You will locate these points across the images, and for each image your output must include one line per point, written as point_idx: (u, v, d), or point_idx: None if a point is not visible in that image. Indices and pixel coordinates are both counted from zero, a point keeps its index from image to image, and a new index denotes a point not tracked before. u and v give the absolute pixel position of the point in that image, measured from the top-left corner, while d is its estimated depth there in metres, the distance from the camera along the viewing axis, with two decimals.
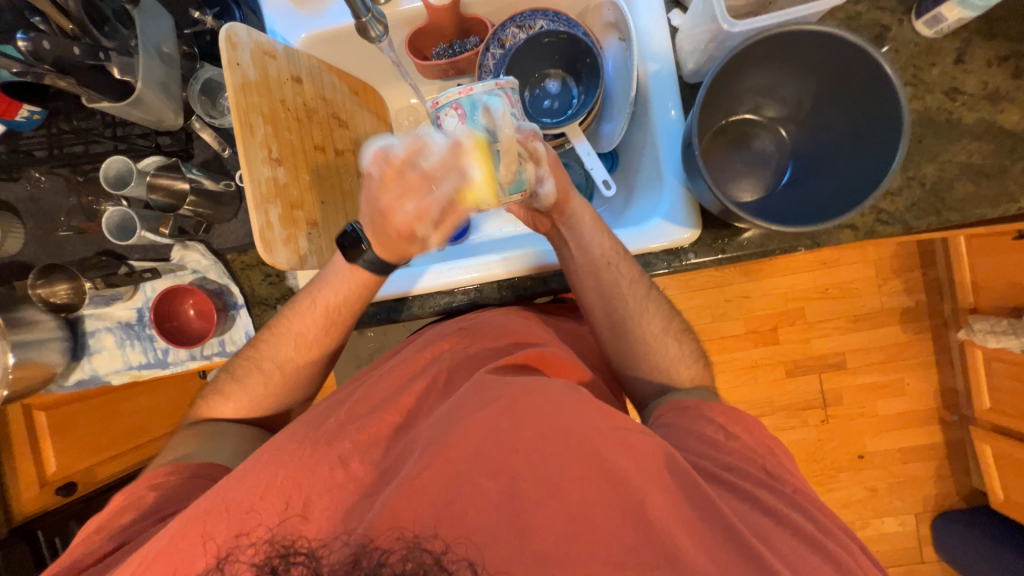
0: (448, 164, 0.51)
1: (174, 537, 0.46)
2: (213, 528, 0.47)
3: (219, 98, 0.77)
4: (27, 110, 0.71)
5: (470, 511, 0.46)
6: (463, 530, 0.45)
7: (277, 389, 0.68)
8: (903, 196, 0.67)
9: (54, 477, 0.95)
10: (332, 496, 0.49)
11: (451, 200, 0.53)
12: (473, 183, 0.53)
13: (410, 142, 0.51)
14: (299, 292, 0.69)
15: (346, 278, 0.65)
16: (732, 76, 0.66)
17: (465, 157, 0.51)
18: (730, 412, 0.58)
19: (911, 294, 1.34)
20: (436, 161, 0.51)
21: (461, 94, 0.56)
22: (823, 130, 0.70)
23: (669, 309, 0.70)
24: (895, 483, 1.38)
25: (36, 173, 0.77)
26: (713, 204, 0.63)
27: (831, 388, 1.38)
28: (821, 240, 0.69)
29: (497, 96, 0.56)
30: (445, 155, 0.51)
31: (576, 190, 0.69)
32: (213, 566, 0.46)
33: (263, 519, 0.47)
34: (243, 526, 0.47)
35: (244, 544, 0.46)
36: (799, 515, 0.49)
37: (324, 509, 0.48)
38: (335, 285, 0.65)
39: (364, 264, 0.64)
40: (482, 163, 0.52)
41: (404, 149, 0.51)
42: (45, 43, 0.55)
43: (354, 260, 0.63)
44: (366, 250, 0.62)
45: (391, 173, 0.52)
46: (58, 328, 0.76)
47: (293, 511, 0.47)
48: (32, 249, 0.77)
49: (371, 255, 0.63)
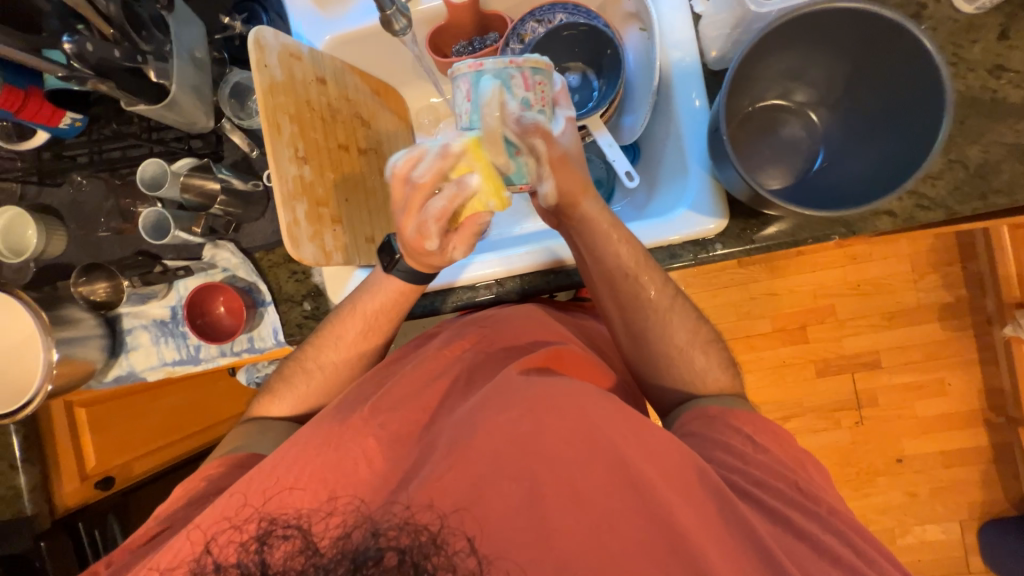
0: (444, 173, 0.53)
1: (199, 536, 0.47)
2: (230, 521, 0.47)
3: (247, 100, 0.79)
4: (69, 118, 0.75)
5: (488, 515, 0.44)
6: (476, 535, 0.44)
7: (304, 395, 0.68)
8: (945, 180, 0.64)
9: (94, 472, 0.99)
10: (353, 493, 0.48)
11: (461, 209, 0.55)
12: (473, 189, 0.53)
13: (409, 154, 0.54)
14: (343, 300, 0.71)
15: (382, 288, 0.66)
16: (758, 60, 0.65)
17: (460, 165, 0.53)
18: (756, 421, 0.57)
19: (951, 290, 1.28)
20: (428, 171, 0.53)
21: (471, 68, 0.56)
22: (859, 113, 0.67)
23: (696, 316, 0.67)
24: (938, 488, 1.31)
25: (77, 177, 0.80)
26: (742, 191, 0.61)
27: (866, 388, 1.32)
28: (856, 229, 0.66)
29: (490, 79, 0.56)
30: (435, 162, 0.53)
31: (591, 194, 0.64)
32: (197, 554, 0.45)
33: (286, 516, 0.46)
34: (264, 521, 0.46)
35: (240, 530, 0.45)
36: (831, 538, 0.47)
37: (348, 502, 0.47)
38: (374, 293, 0.67)
39: (398, 275, 0.65)
40: (473, 154, 0.53)
41: (405, 162, 0.54)
42: (88, 45, 0.57)
43: (390, 270, 0.65)
44: (398, 259, 0.64)
45: (400, 185, 0.55)
46: (98, 326, 0.80)
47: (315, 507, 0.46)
48: (75, 250, 0.81)
49: (404, 265, 0.64)
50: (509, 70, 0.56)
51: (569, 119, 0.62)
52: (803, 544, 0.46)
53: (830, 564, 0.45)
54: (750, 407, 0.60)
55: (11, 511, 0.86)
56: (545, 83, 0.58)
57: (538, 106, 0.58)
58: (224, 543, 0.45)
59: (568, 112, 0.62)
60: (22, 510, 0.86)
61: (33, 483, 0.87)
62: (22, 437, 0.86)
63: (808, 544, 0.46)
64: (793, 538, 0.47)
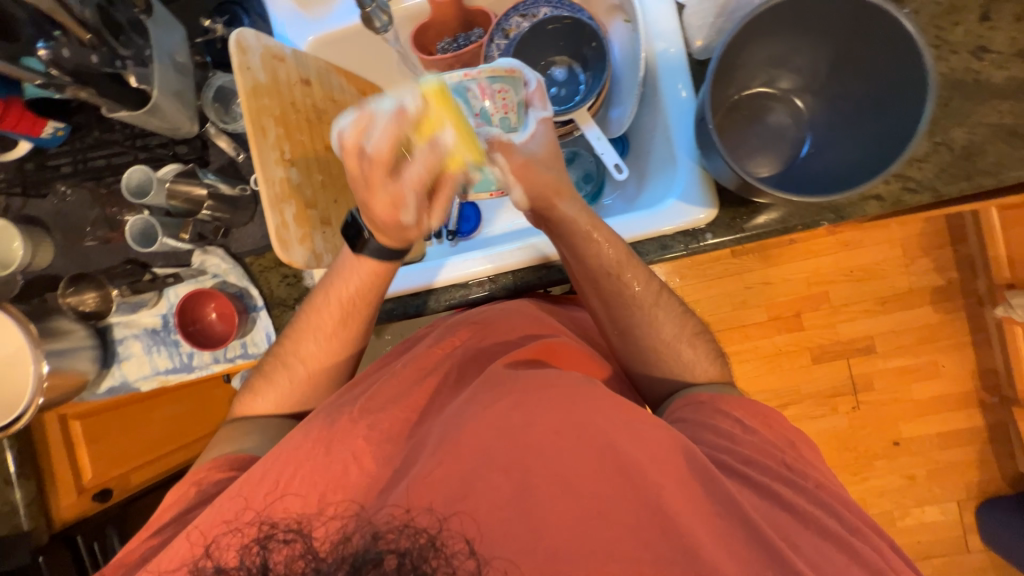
0: (405, 135, 0.51)
1: (193, 542, 0.46)
2: (224, 526, 0.46)
3: (231, 104, 0.77)
4: (51, 127, 0.74)
5: (478, 512, 0.43)
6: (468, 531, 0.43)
7: (296, 396, 0.68)
8: (931, 162, 0.64)
9: (91, 485, 0.98)
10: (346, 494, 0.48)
11: (435, 174, 0.54)
12: (448, 148, 0.53)
13: (357, 120, 0.50)
14: (315, 288, 0.70)
15: (355, 270, 0.64)
16: (743, 48, 0.65)
17: (425, 123, 0.51)
18: (746, 405, 0.58)
19: (943, 273, 1.29)
20: (385, 138, 0.50)
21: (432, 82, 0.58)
22: (843, 98, 0.67)
23: (683, 308, 0.68)
24: (934, 469, 1.32)
25: (62, 187, 0.79)
26: (731, 180, 0.61)
27: (861, 373, 1.33)
28: (845, 214, 0.66)
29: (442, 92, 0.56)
30: (390, 123, 0.50)
31: (567, 190, 0.64)
32: (201, 556, 0.45)
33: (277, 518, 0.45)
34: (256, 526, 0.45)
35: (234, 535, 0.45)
36: (825, 516, 0.48)
37: (341, 499, 0.47)
38: (346, 277, 0.65)
39: (370, 254, 0.63)
40: (437, 108, 0.52)
41: (354, 128, 0.50)
42: (65, 51, 0.57)
43: (360, 250, 0.63)
44: (368, 239, 0.61)
45: (353, 155, 0.51)
46: (88, 337, 0.79)
47: (309, 507, 0.46)
48: (62, 262, 0.81)
49: (375, 244, 0.62)
50: (466, 82, 0.56)
51: (544, 120, 0.65)
52: (798, 523, 0.47)
53: (824, 543, 0.45)
54: (741, 393, 0.61)
55: (9, 526, 0.86)
56: (507, 90, 0.59)
57: (498, 114, 0.60)
58: (219, 541, 0.45)
59: (545, 113, 0.65)
60: (20, 525, 0.86)
61: (29, 498, 0.87)
62: (16, 454, 0.86)
63: (805, 526, 0.47)
64: (788, 518, 0.47)
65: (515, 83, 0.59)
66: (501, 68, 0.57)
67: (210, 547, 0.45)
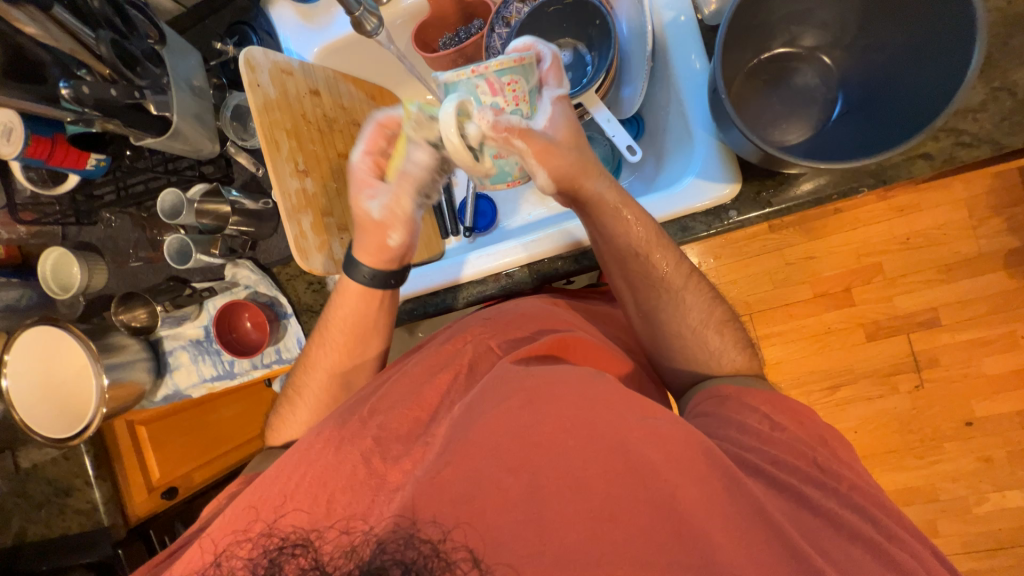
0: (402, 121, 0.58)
1: (214, 546, 0.48)
2: (241, 530, 0.48)
3: (248, 122, 0.82)
4: (94, 159, 0.78)
5: (483, 518, 0.42)
6: (469, 541, 0.42)
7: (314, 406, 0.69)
8: (988, 111, 0.57)
9: (160, 483, 1.06)
10: (353, 498, 0.47)
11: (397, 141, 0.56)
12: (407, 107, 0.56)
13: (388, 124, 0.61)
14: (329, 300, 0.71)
15: (345, 299, 0.66)
16: (757, 7, 0.61)
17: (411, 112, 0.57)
18: (775, 399, 0.55)
19: (1017, 233, 1.15)
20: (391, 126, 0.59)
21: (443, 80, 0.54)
22: (874, 49, 0.61)
23: (713, 295, 0.64)
24: (1014, 451, 1.20)
25: (107, 214, 0.86)
26: (752, 153, 0.57)
27: (925, 349, 1.22)
28: (887, 177, 0.60)
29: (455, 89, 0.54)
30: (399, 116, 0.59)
31: (591, 166, 0.59)
32: (210, 564, 0.47)
33: (285, 524, 0.46)
34: (267, 536, 0.46)
35: (241, 540, 0.47)
36: (853, 515, 0.44)
37: (347, 509, 0.46)
38: (343, 299, 0.67)
39: (364, 279, 0.65)
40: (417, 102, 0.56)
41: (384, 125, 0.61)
42: (84, 88, 0.59)
43: (354, 276, 0.65)
44: (358, 265, 0.64)
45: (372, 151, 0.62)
46: (142, 350, 0.87)
47: (316, 520, 0.46)
48: (115, 282, 0.88)
49: (368, 271, 0.64)
50: (473, 80, 0.52)
51: (559, 99, 0.58)
52: (822, 523, 0.44)
53: (854, 545, 0.42)
54: (771, 388, 0.57)
55: (92, 523, 0.93)
56: (517, 81, 0.53)
57: (514, 106, 0.54)
58: (229, 550, 0.47)
59: (561, 89, 0.59)
60: (101, 521, 0.93)
61: (107, 495, 0.94)
62: (92, 456, 0.93)
63: (832, 525, 0.44)
64: (816, 519, 0.44)
65: (526, 71, 0.54)
66: (508, 59, 0.52)
67: (221, 553, 0.47)
